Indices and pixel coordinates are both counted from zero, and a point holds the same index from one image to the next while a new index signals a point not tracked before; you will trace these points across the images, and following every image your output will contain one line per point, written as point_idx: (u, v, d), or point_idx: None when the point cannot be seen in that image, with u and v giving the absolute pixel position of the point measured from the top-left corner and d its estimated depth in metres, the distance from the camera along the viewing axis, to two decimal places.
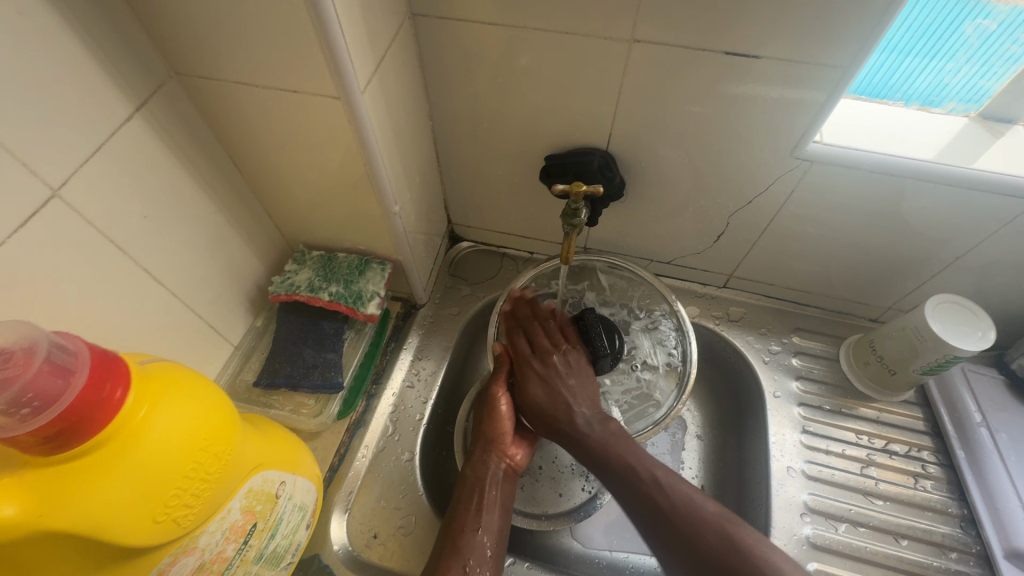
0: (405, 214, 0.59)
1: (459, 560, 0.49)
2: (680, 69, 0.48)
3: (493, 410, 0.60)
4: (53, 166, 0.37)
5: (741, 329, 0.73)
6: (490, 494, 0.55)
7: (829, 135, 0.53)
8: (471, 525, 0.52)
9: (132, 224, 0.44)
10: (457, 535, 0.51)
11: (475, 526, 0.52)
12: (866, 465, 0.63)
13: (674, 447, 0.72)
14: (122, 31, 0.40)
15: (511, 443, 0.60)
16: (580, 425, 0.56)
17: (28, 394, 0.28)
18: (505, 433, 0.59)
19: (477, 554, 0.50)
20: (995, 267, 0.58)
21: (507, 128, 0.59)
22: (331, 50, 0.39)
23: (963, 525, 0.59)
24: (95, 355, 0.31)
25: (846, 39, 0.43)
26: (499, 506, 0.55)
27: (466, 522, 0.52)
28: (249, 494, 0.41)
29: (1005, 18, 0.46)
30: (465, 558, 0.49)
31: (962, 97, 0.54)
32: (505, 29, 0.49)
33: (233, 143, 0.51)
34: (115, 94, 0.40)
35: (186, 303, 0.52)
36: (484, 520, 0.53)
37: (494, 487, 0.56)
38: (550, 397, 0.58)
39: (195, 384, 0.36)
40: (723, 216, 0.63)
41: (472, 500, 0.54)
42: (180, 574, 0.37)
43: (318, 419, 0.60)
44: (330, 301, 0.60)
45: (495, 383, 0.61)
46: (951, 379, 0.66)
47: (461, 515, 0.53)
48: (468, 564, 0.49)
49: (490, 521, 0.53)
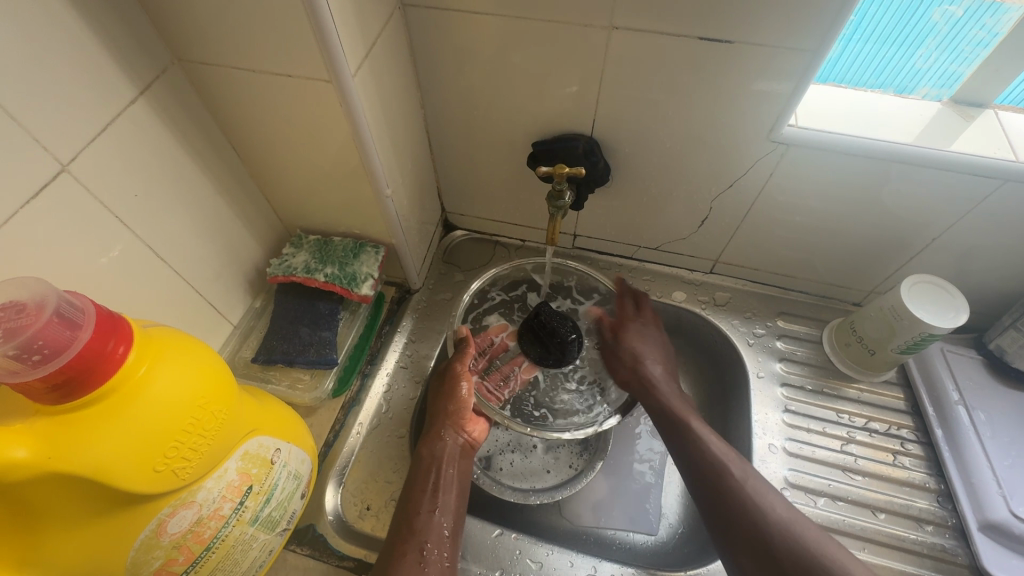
0: (398, 197, 0.61)
1: (415, 542, 0.51)
2: (658, 55, 0.50)
3: (453, 388, 0.62)
4: (63, 142, 0.40)
5: (726, 313, 0.75)
6: (446, 473, 0.57)
7: (806, 119, 0.55)
8: (427, 507, 0.54)
9: (137, 201, 0.47)
10: (414, 517, 0.53)
11: (432, 506, 0.54)
12: (847, 443, 0.65)
13: None
14: (127, 18, 0.42)
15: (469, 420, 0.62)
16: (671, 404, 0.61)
17: (39, 341, 0.31)
18: (465, 411, 0.61)
19: (435, 535, 0.52)
20: (971, 248, 0.60)
21: (496, 116, 0.62)
22: (321, 35, 0.42)
23: (940, 500, 0.61)
24: (101, 313, 0.34)
25: (815, 24, 0.45)
26: (455, 484, 0.57)
27: (422, 503, 0.54)
28: (245, 456, 0.43)
29: (970, 4, 0.48)
30: (422, 540, 0.51)
31: (935, 83, 0.55)
32: (491, 17, 0.51)
33: (232, 128, 0.54)
34: (120, 77, 0.43)
35: (187, 280, 0.54)
36: (440, 501, 0.55)
37: (450, 465, 0.58)
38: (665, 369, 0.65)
39: (193, 347, 0.39)
40: (706, 201, 0.65)
41: (429, 481, 0.56)
42: (179, 526, 0.39)
43: (314, 394, 0.63)
44: (326, 282, 0.63)
45: (461, 363, 0.64)
46: (931, 360, 0.67)
47: (417, 496, 0.55)
48: (425, 545, 0.51)
49: (448, 500, 0.55)
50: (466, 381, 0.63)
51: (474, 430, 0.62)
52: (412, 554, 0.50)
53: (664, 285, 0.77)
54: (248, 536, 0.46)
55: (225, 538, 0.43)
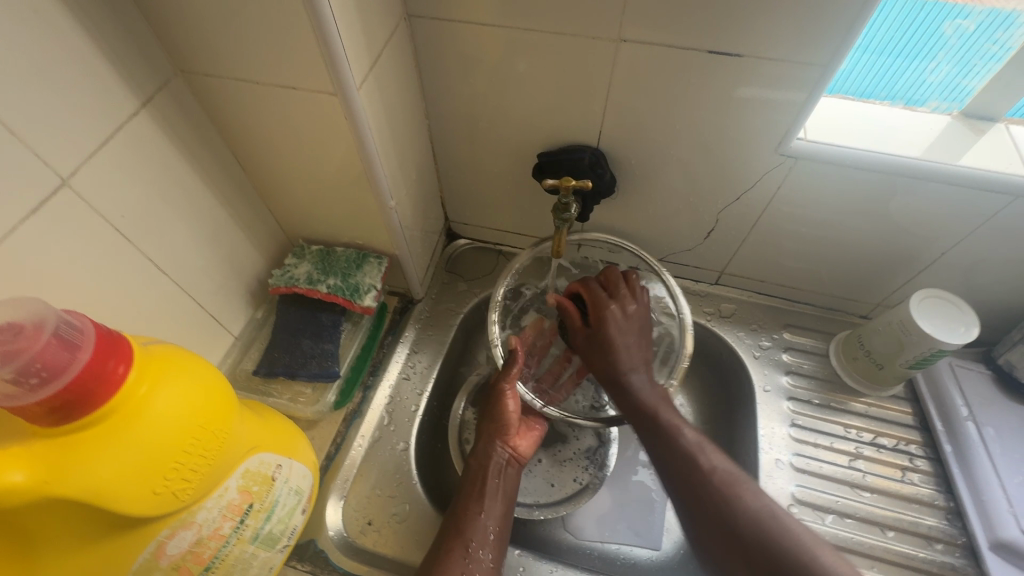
0: (402, 208, 0.61)
1: (461, 542, 0.51)
2: (666, 68, 0.50)
3: (499, 405, 0.61)
4: (64, 157, 0.39)
5: (732, 325, 0.74)
6: (493, 482, 0.57)
7: (814, 132, 0.54)
8: (474, 509, 0.54)
9: (140, 213, 0.46)
10: (461, 519, 0.53)
11: (479, 510, 0.54)
12: (855, 458, 0.64)
13: None
14: (131, 30, 0.42)
15: (515, 433, 0.61)
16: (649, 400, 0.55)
17: (37, 364, 0.30)
18: (511, 424, 0.60)
19: (480, 536, 0.52)
20: (980, 263, 0.59)
21: (501, 127, 0.61)
22: (326, 46, 0.41)
23: (948, 517, 0.60)
24: (100, 332, 0.33)
25: (825, 37, 0.45)
26: (501, 494, 0.56)
27: (469, 507, 0.54)
28: (246, 474, 0.43)
29: (982, 19, 0.47)
30: (466, 540, 0.51)
31: (944, 96, 0.55)
32: (497, 29, 0.51)
33: (234, 139, 0.53)
34: (122, 90, 0.42)
35: (188, 292, 0.54)
36: (487, 506, 0.55)
37: (495, 476, 0.57)
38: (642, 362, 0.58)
39: (194, 365, 0.38)
40: (713, 212, 0.64)
41: (475, 488, 0.56)
42: (178, 547, 0.39)
43: (315, 407, 0.62)
44: (328, 293, 0.62)
45: (505, 380, 0.61)
46: (940, 374, 0.67)
47: (465, 501, 0.55)
48: (470, 544, 0.51)
49: (494, 507, 0.55)
50: (512, 396, 0.61)
51: (521, 444, 0.61)
52: (457, 551, 0.50)
53: None
54: (249, 555, 0.45)
55: (225, 557, 0.43)
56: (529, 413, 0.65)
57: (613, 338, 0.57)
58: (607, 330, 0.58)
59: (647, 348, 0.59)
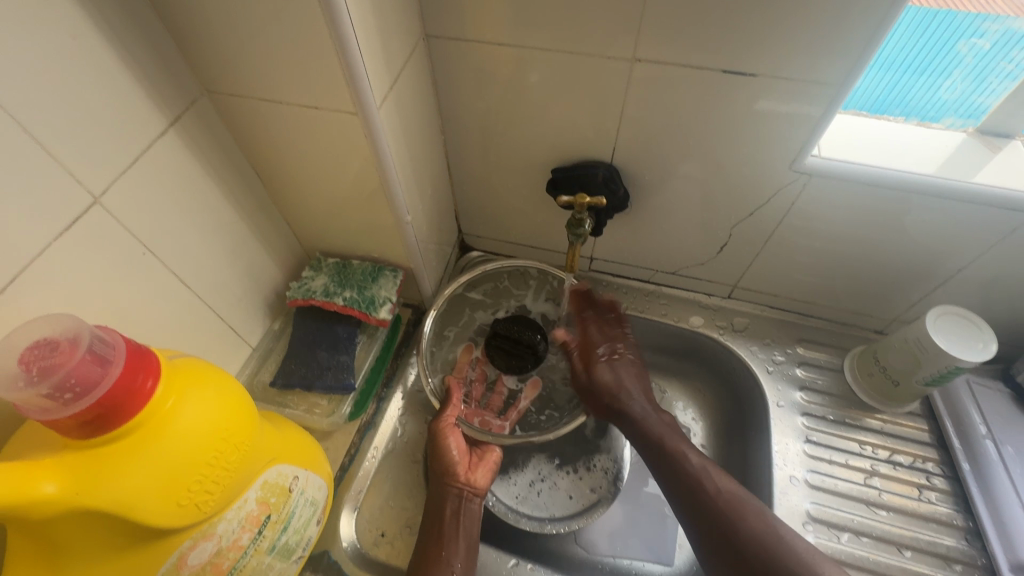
0: (417, 222, 0.61)
1: None
2: (680, 86, 0.50)
3: (441, 446, 0.60)
4: (97, 175, 0.40)
5: (745, 339, 0.74)
6: (450, 523, 0.57)
7: (828, 149, 0.54)
8: (434, 553, 0.54)
9: (165, 228, 0.47)
10: (419, 565, 0.53)
11: (440, 551, 0.54)
12: (870, 476, 0.64)
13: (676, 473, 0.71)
14: (161, 52, 0.43)
15: (467, 470, 0.60)
16: (641, 414, 0.62)
17: (72, 379, 0.31)
18: (457, 463, 0.59)
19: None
20: (999, 279, 0.59)
21: (516, 142, 0.62)
22: (349, 68, 0.42)
23: (968, 537, 0.59)
24: (131, 347, 0.34)
25: (839, 57, 0.45)
26: (462, 531, 0.56)
27: (430, 549, 0.54)
28: (265, 486, 0.43)
29: (997, 37, 0.47)
30: None
31: (959, 113, 0.55)
32: (513, 48, 0.52)
33: (256, 156, 0.54)
34: (152, 110, 0.44)
35: (210, 305, 0.55)
36: (446, 546, 0.55)
37: (450, 517, 0.57)
38: (638, 379, 0.65)
39: (217, 377, 0.39)
40: (726, 227, 0.64)
41: (431, 532, 0.56)
42: (199, 559, 0.39)
43: (330, 419, 0.62)
44: (344, 305, 0.63)
45: (438, 422, 0.61)
46: (956, 391, 0.66)
47: (424, 546, 0.55)
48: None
49: (456, 547, 0.55)
50: (454, 434, 0.61)
51: (476, 477, 0.60)
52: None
53: (681, 310, 0.76)
54: (266, 565, 0.46)
55: (243, 568, 0.43)
56: (479, 444, 0.64)
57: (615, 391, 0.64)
58: (602, 372, 0.64)
59: (644, 381, 0.65)
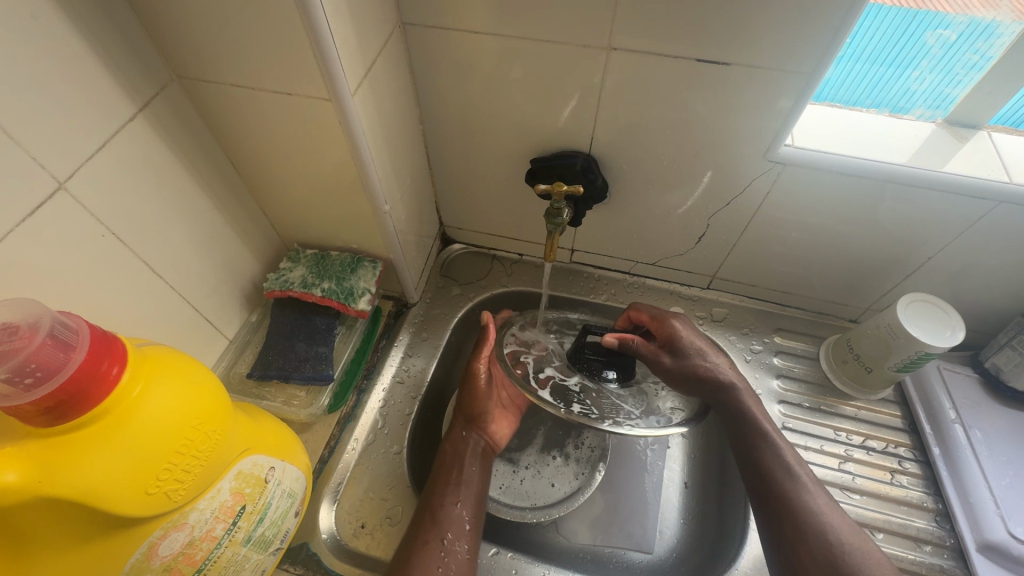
0: (395, 213, 0.61)
1: (437, 533, 0.52)
2: (655, 75, 0.51)
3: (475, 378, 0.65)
4: (61, 160, 0.40)
5: (724, 328, 0.75)
6: (468, 471, 0.59)
7: (802, 139, 0.55)
8: (450, 498, 0.56)
9: (135, 217, 0.47)
10: (438, 507, 0.55)
11: (455, 494, 0.56)
12: (844, 461, 0.65)
13: (656, 460, 0.71)
14: (127, 35, 0.43)
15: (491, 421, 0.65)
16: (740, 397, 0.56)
17: (32, 364, 0.31)
18: (484, 412, 0.64)
19: (456, 526, 0.53)
20: (967, 268, 0.60)
21: (495, 133, 0.62)
22: (321, 53, 0.42)
23: (937, 519, 0.61)
24: (95, 334, 0.34)
25: (811, 45, 0.45)
26: (477, 480, 0.59)
27: (446, 495, 0.56)
28: (239, 476, 0.43)
29: (964, 29, 0.48)
30: (443, 531, 0.53)
31: (928, 104, 0.56)
32: (489, 37, 0.52)
33: (230, 144, 0.54)
34: (119, 95, 0.43)
35: (182, 295, 0.54)
36: (462, 494, 0.56)
37: (472, 463, 0.60)
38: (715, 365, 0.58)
39: (188, 366, 0.39)
40: (704, 217, 0.65)
41: (452, 476, 0.58)
42: (170, 549, 0.39)
43: (310, 410, 0.62)
44: (323, 296, 0.62)
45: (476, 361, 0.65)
46: (928, 377, 0.67)
47: (441, 486, 0.57)
48: (447, 536, 0.52)
49: (468, 492, 0.57)
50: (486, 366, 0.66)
51: (495, 433, 0.65)
52: (433, 543, 0.52)
53: (661, 300, 0.77)
54: (241, 557, 0.45)
55: (217, 559, 0.43)
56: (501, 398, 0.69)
57: (691, 335, 0.60)
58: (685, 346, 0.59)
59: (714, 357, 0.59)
